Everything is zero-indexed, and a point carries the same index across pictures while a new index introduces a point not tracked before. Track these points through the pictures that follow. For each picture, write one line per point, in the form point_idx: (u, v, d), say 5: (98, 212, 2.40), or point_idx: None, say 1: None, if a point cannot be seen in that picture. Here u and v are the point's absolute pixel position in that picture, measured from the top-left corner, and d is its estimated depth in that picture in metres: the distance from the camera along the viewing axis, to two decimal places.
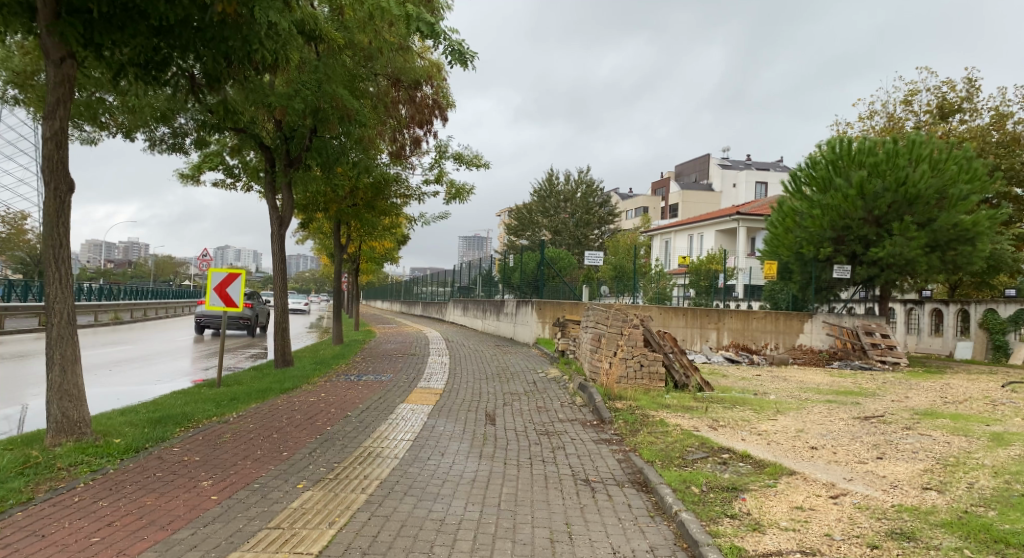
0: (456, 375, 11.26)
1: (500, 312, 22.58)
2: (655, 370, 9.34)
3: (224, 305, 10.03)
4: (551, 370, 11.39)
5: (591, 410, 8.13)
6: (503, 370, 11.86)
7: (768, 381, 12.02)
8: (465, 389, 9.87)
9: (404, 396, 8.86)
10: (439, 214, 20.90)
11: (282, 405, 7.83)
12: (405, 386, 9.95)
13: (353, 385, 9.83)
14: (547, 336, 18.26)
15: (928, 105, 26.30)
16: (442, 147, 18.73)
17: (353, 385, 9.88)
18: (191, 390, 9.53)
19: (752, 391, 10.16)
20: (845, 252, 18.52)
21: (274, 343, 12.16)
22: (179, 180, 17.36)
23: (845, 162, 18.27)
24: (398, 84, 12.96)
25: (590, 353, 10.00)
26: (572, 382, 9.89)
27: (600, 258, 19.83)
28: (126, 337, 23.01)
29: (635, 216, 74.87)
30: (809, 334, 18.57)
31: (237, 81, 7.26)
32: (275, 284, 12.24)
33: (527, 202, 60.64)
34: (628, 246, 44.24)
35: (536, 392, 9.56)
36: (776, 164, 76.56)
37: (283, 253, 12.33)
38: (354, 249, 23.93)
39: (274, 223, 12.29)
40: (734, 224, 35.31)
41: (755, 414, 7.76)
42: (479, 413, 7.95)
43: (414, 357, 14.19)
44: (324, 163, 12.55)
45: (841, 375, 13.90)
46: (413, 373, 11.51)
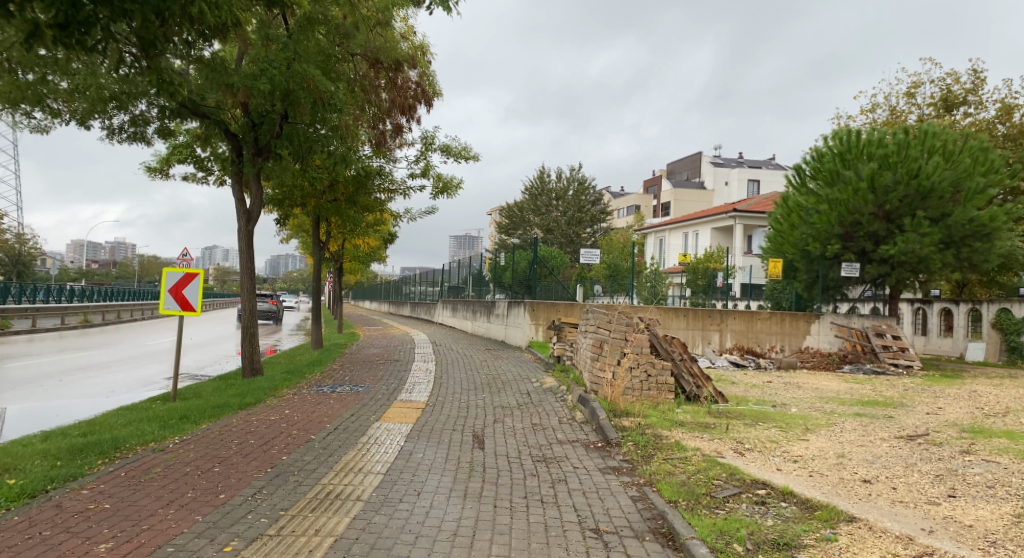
0: (442, 385, 10.21)
1: (491, 313, 21.59)
2: (664, 380, 8.39)
3: (180, 309, 8.90)
4: (547, 379, 10.38)
5: (593, 429, 7.12)
6: (493, 378, 10.82)
7: (783, 390, 11.05)
8: (449, 402, 8.83)
9: (381, 413, 7.80)
10: (426, 209, 19.85)
11: (235, 426, 6.74)
12: (383, 399, 8.90)
13: (325, 399, 8.76)
14: (541, 339, 17.24)
15: (931, 98, 25.55)
16: (428, 139, 17.72)
17: (324, 399, 8.80)
18: (139, 405, 8.41)
19: (770, 402, 9.18)
20: (854, 250, 17.60)
21: (241, 350, 11.06)
22: (146, 174, 16.18)
23: (854, 154, 17.34)
24: (377, 66, 11.81)
25: (588, 361, 9.03)
26: (571, 394, 8.87)
27: (596, 256, 18.84)
28: (94, 341, 21.71)
29: (627, 215, 74.08)
30: (816, 336, 17.55)
31: (179, 43, 6.19)
32: (242, 286, 11.13)
33: (518, 200, 59.51)
34: (621, 245, 43.28)
35: (530, 406, 8.54)
36: (768, 162, 75.99)
37: (251, 251, 11.22)
38: (337, 248, 22.88)
39: (241, 218, 11.17)
40: (731, 221, 34.43)
41: (783, 433, 6.78)
42: (466, 435, 6.91)
43: (397, 363, 13.10)
44: (297, 151, 11.35)
45: (857, 381, 12.97)
46: (394, 383, 10.45)
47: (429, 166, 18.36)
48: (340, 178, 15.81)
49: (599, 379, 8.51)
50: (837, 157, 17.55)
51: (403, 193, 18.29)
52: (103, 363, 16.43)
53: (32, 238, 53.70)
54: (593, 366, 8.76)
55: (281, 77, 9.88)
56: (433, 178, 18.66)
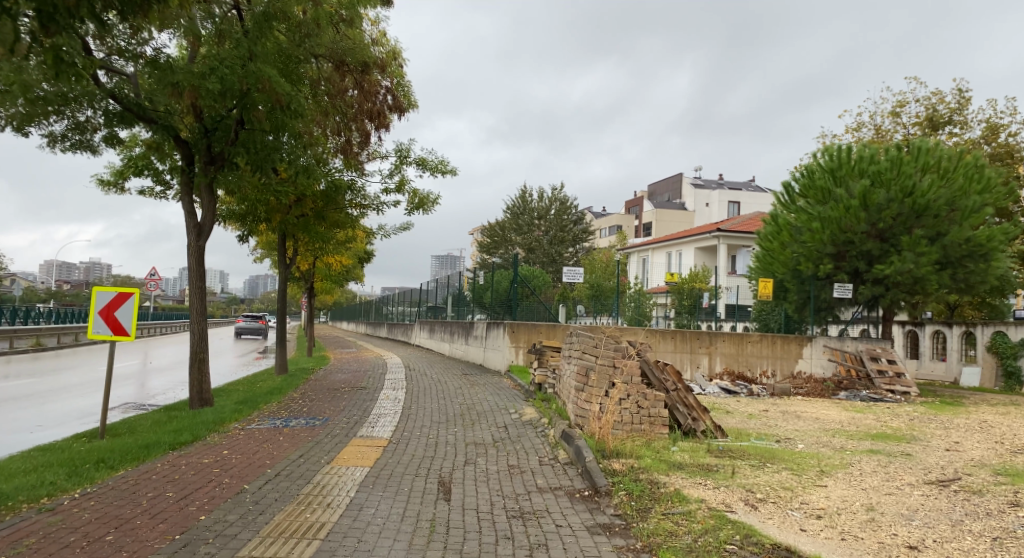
0: (410, 417, 9.22)
1: (469, 334, 20.66)
2: (656, 414, 7.53)
3: (112, 333, 7.73)
4: (526, 409, 9.45)
5: (578, 473, 6.17)
6: (468, 408, 9.86)
7: (781, 421, 10.20)
8: (415, 439, 7.81)
9: (335, 453, 6.78)
10: (401, 225, 18.98)
11: (157, 472, 5.65)
12: (342, 436, 7.89)
13: (273, 436, 7.70)
14: (521, 363, 16.28)
15: (916, 117, 25.34)
16: (403, 151, 16.91)
17: (273, 435, 7.75)
18: (56, 444, 7.26)
19: (773, 437, 8.31)
20: (847, 270, 16.98)
21: (188, 379, 9.96)
22: (99, 187, 15.04)
23: (846, 171, 16.89)
24: (343, 69, 10.98)
25: (572, 391, 8.12)
26: (553, 428, 7.92)
27: (580, 274, 18.01)
28: (43, 365, 20.24)
29: (609, 235, 73.64)
30: (808, 360, 16.81)
31: (98, 19, 5.21)
32: (190, 308, 10.04)
33: (500, 219, 58.77)
34: (603, 265, 42.62)
35: (508, 443, 7.58)
36: (748, 183, 76.36)
37: (200, 268, 10.17)
38: (308, 267, 21.93)
39: (191, 232, 10.13)
40: (715, 241, 33.96)
41: (796, 478, 5.89)
42: (431, 481, 5.92)
43: (364, 391, 12.06)
44: (255, 160, 10.40)
45: (858, 409, 12.19)
46: (357, 415, 9.42)
47: (404, 181, 17.56)
48: (307, 191, 14.87)
49: (584, 412, 7.61)
50: (830, 174, 17.13)
51: (376, 209, 17.39)
52: (46, 390, 15.10)
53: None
54: (577, 397, 7.85)
55: (234, 76, 8.95)
56: (408, 193, 17.80)
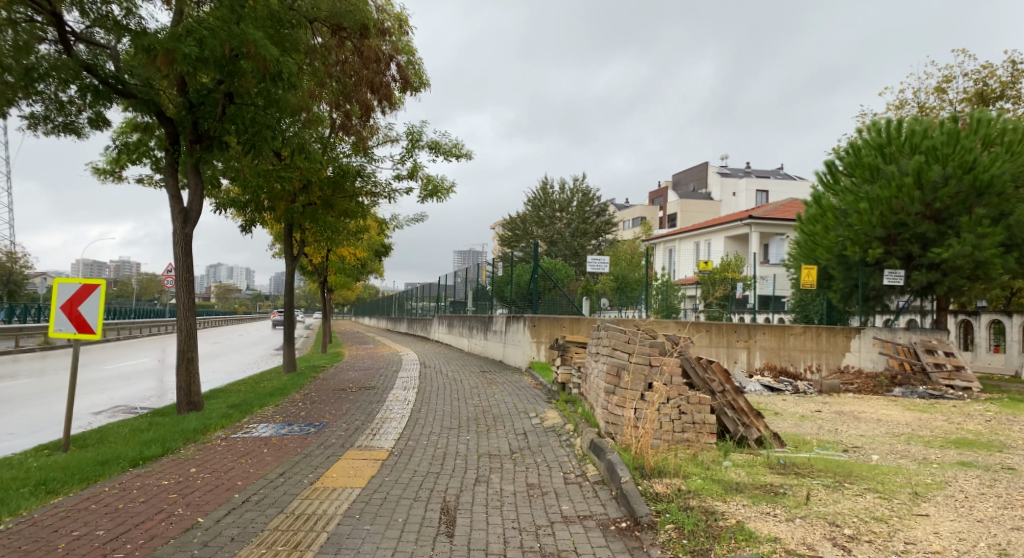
0: (419, 422, 8.20)
1: (488, 329, 19.71)
2: (702, 420, 6.42)
3: (75, 331, 6.78)
4: (548, 413, 8.36)
5: (612, 498, 5.07)
6: (483, 411, 8.78)
7: (839, 424, 8.93)
8: (419, 451, 6.74)
9: (324, 470, 5.77)
10: (415, 214, 18.04)
11: (100, 498, 4.65)
12: (337, 446, 6.86)
13: (256, 448, 6.67)
14: (543, 359, 15.17)
15: (965, 92, 23.62)
16: (414, 134, 15.90)
17: (255, 447, 6.71)
18: (7, 458, 6.31)
19: (838, 445, 7.06)
20: (898, 254, 15.53)
21: (176, 380, 9.05)
22: (95, 176, 14.24)
23: (896, 147, 15.42)
24: (339, 34, 9.96)
25: (601, 393, 7.01)
26: (579, 437, 6.82)
27: (605, 263, 16.82)
28: (50, 363, 19.59)
29: (633, 226, 72.09)
30: (857, 353, 15.43)
31: None
32: (176, 301, 9.11)
33: (522, 212, 57.70)
34: (628, 256, 41.27)
35: (528, 455, 6.49)
36: (775, 172, 74.04)
37: (187, 258, 9.21)
38: (320, 259, 21.05)
39: (176, 219, 9.21)
40: (746, 229, 32.49)
41: (887, 503, 4.67)
42: (433, 508, 4.86)
43: (372, 392, 11.08)
44: (248, 137, 9.44)
45: (922, 409, 10.84)
46: (360, 420, 8.40)
47: (417, 167, 16.57)
48: (311, 176, 13.93)
49: (617, 418, 6.49)
50: (878, 151, 15.64)
51: (388, 196, 16.44)
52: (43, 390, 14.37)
53: (22, 257, 51.97)
54: (607, 401, 6.74)
55: (215, 40, 7.96)
56: (422, 180, 16.79)
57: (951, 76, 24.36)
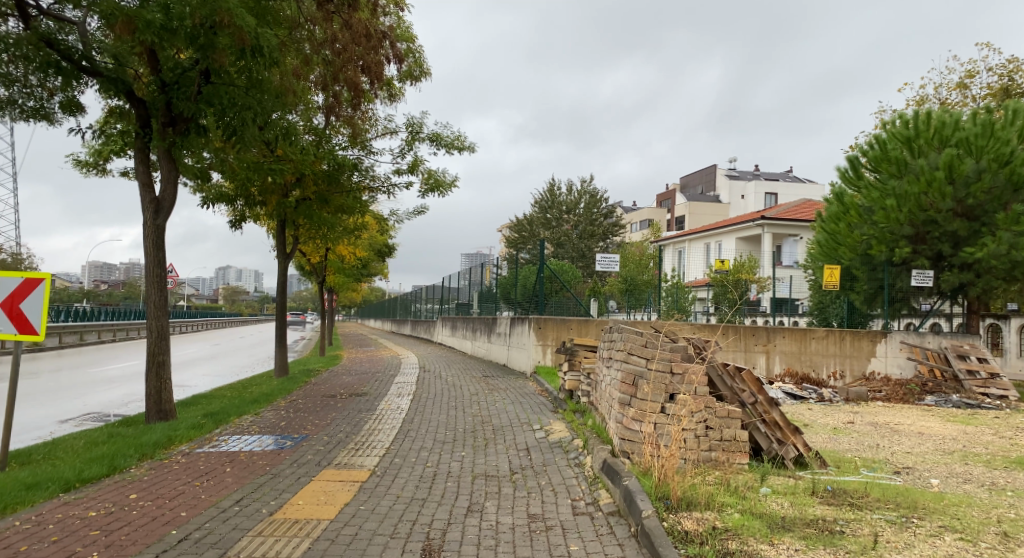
0: (410, 435, 7.34)
1: (491, 332, 18.90)
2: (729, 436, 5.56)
3: (16, 332, 5.97)
4: (555, 425, 7.48)
5: (631, 536, 4.19)
6: (483, 422, 7.90)
7: (880, 438, 7.99)
8: (405, 471, 5.87)
9: (290, 496, 4.92)
10: (415, 209, 17.24)
11: (6, 537, 3.79)
12: (313, 464, 5.99)
13: (218, 466, 5.79)
14: (550, 364, 14.28)
15: (989, 87, 22.63)
16: (414, 126, 15.08)
17: (216, 466, 5.83)
18: None
19: (888, 466, 6.13)
20: (927, 254, 14.58)
21: (145, 387, 8.22)
22: (76, 168, 13.48)
23: (924, 141, 14.40)
24: (326, 6, 9.14)
25: (613, 406, 6.12)
26: (589, 456, 5.93)
27: (615, 262, 15.95)
28: (36, 366, 18.82)
29: (641, 228, 71.05)
30: (883, 359, 14.48)
31: None
32: (147, 300, 8.28)
33: (528, 214, 56.87)
34: (636, 258, 40.33)
35: (533, 478, 5.60)
36: (784, 174, 73.00)
37: (158, 251, 8.38)
38: (317, 258, 20.21)
39: (146, 209, 8.38)
40: (758, 229, 31.55)
41: (973, 549, 3.77)
42: (415, 548, 3.99)
43: (363, 398, 10.24)
44: (226, 121, 8.65)
45: (964, 420, 9.88)
46: (345, 432, 7.54)
47: (417, 160, 15.78)
48: (301, 165, 13.16)
49: (633, 435, 5.61)
50: (904, 143, 14.55)
51: (385, 191, 15.68)
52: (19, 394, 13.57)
53: (25, 257, 51.59)
54: (621, 415, 5.86)
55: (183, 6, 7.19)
56: (422, 174, 15.99)
57: (975, 71, 23.37)
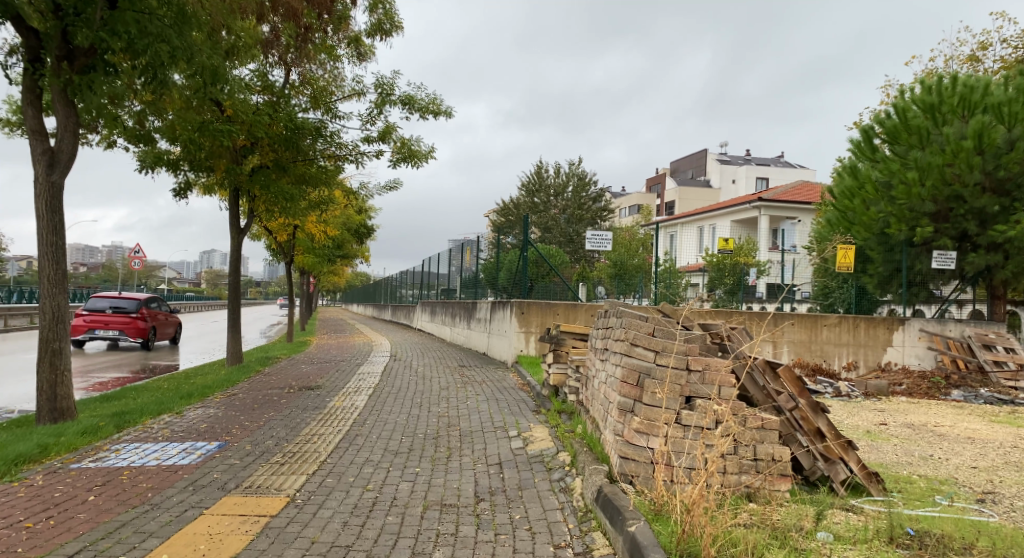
0: (355, 443, 5.89)
1: (472, 317, 17.48)
2: (759, 454, 4.24)
3: None
4: (536, 430, 6.05)
5: None
6: (450, 426, 6.48)
7: (928, 446, 6.62)
8: (333, 499, 4.39)
9: (153, 547, 3.40)
10: (389, 182, 15.72)
11: None
12: (214, 489, 4.43)
13: (77, 494, 4.12)
14: (533, 354, 12.91)
15: (1003, 60, 21.33)
16: (384, 87, 13.51)
17: (76, 493, 4.17)
18: None
19: (963, 490, 4.75)
20: (950, 233, 13.29)
21: (36, 380, 6.60)
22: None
23: (949, 109, 13.06)
24: None
25: (610, 412, 4.73)
26: (579, 479, 4.50)
27: (607, 241, 14.50)
28: None
29: (630, 214, 69.63)
30: (899, 349, 13.21)
31: None
32: (39, 274, 6.60)
33: (516, 197, 55.37)
34: (626, 243, 38.94)
35: (507, 512, 4.16)
36: (775, 161, 72.02)
37: (53, 214, 6.69)
38: (284, 236, 18.57)
39: (38, 161, 6.63)
40: (754, 213, 30.31)
41: None
42: None
43: (315, 393, 8.77)
44: (138, 56, 6.99)
45: (1009, 420, 8.58)
46: (276, 438, 6.06)
47: (390, 127, 14.25)
48: (252, 123, 11.54)
49: (639, 454, 4.20)
50: (927, 111, 13.21)
51: (354, 160, 14.20)
52: None
53: None
54: (622, 425, 4.45)
55: None
56: (394, 142, 14.46)
57: (987, 44, 22.05)
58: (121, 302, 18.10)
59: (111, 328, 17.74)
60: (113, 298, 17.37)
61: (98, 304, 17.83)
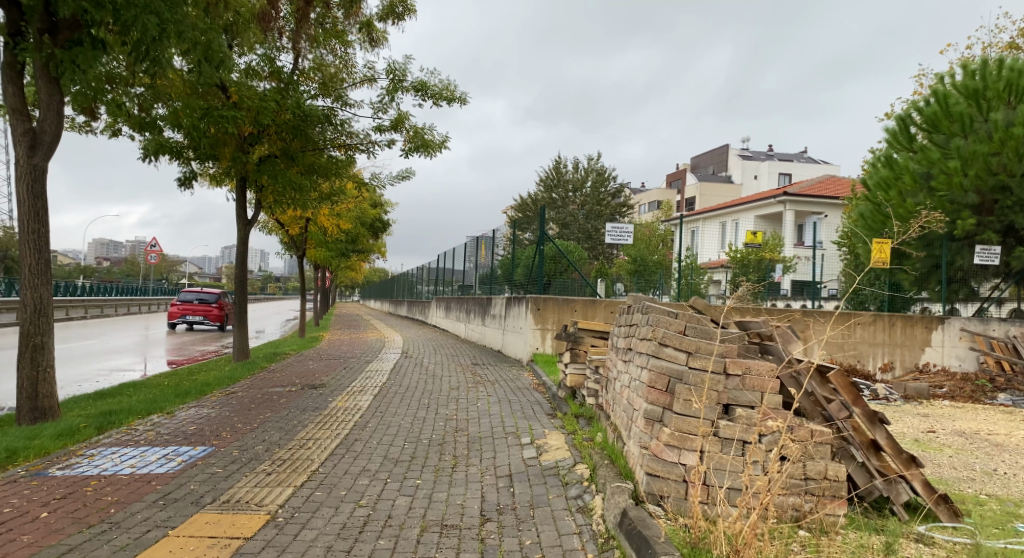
0: (352, 450, 5.37)
1: (487, 313, 16.99)
2: (809, 472, 3.65)
3: None
4: (551, 437, 5.50)
5: None
6: (457, 431, 5.96)
7: (988, 458, 5.95)
8: (320, 517, 3.86)
9: None
10: (402, 172, 15.24)
11: None
12: (187, 504, 3.92)
13: (29, 511, 3.64)
14: (549, 352, 12.37)
15: None
16: (396, 73, 13.00)
17: (29, 508, 3.68)
18: None
19: None
20: (995, 227, 12.48)
21: (17, 376, 6.18)
22: None
23: (994, 94, 12.27)
24: None
25: (634, 421, 4.17)
26: (599, 498, 3.94)
27: (628, 234, 13.87)
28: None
29: (649, 210, 68.62)
30: (938, 349, 12.45)
31: None
32: (19, 264, 6.16)
33: (533, 192, 54.78)
34: (646, 239, 38.17)
35: (516, 536, 3.61)
36: (798, 156, 70.59)
37: (35, 199, 6.24)
38: (296, 230, 18.20)
39: (19, 142, 6.19)
40: (779, 208, 29.40)
41: None
42: None
43: (318, 392, 8.28)
44: (127, 30, 6.49)
45: None
46: (267, 442, 5.56)
47: (403, 116, 13.77)
48: (257, 110, 11.07)
49: (671, 472, 3.63)
50: (970, 97, 12.43)
51: (366, 150, 13.72)
52: None
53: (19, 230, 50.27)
54: (649, 437, 3.88)
55: None
56: (408, 131, 13.96)
57: None
58: (205, 295, 25.07)
59: (197, 314, 24.84)
60: (202, 292, 24.57)
61: (189, 297, 24.81)
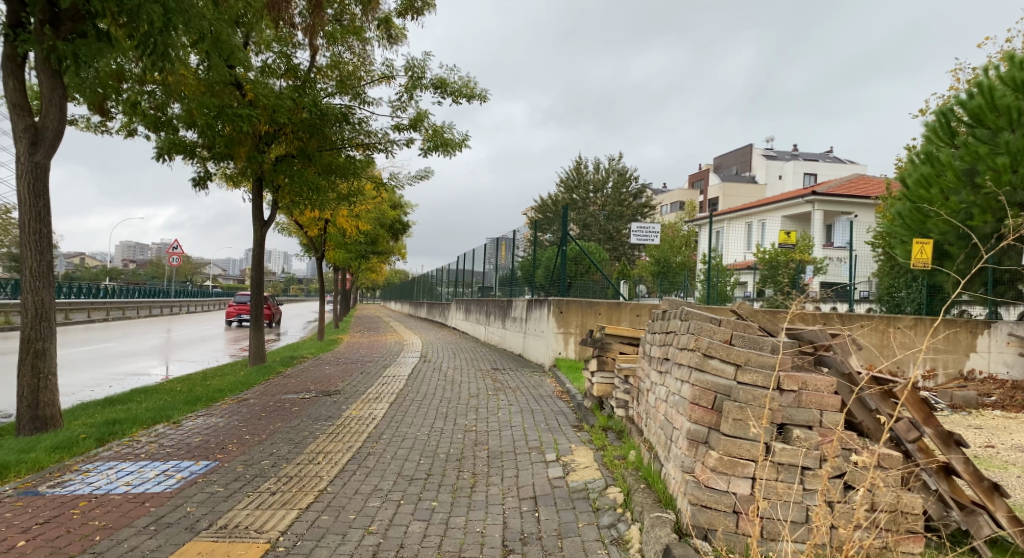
0: (365, 466, 4.99)
1: (507, 316, 16.62)
2: (878, 503, 3.20)
3: None
4: (578, 453, 5.08)
5: None
6: (476, 445, 5.56)
7: None
8: (325, 547, 3.47)
9: None
10: (421, 171, 14.90)
11: None
12: (179, 531, 3.56)
13: (6, 538, 3.31)
14: (572, 356, 11.94)
15: None
16: (415, 70, 12.66)
17: (6, 535, 3.35)
18: None
19: None
20: None
21: (18, 383, 5.93)
22: None
23: None
24: None
25: (674, 441, 3.73)
26: (636, 527, 3.51)
27: (655, 234, 13.35)
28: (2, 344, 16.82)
29: (671, 211, 67.74)
30: (984, 355, 11.78)
31: None
32: (20, 266, 5.89)
33: (554, 193, 54.34)
34: (669, 240, 37.52)
35: None
36: (824, 155, 69.21)
37: (36, 197, 5.97)
38: (315, 231, 17.97)
39: (21, 139, 5.94)
40: (808, 207, 28.61)
41: None
42: None
43: (331, 400, 7.93)
44: (132, 21, 6.19)
45: None
46: (274, 456, 5.20)
47: (421, 114, 13.43)
48: (272, 109, 10.80)
49: (719, 501, 3.19)
50: (1017, 89, 11.68)
51: (383, 149, 13.41)
52: None
53: None
54: (693, 460, 3.44)
55: None
56: (427, 130, 13.63)
57: None
58: None
59: None
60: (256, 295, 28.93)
61: None
